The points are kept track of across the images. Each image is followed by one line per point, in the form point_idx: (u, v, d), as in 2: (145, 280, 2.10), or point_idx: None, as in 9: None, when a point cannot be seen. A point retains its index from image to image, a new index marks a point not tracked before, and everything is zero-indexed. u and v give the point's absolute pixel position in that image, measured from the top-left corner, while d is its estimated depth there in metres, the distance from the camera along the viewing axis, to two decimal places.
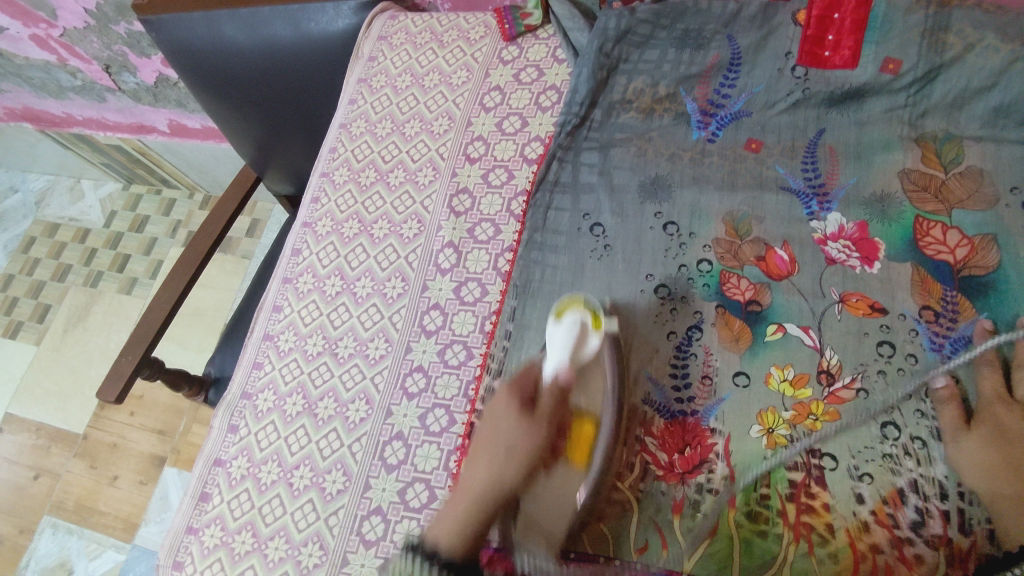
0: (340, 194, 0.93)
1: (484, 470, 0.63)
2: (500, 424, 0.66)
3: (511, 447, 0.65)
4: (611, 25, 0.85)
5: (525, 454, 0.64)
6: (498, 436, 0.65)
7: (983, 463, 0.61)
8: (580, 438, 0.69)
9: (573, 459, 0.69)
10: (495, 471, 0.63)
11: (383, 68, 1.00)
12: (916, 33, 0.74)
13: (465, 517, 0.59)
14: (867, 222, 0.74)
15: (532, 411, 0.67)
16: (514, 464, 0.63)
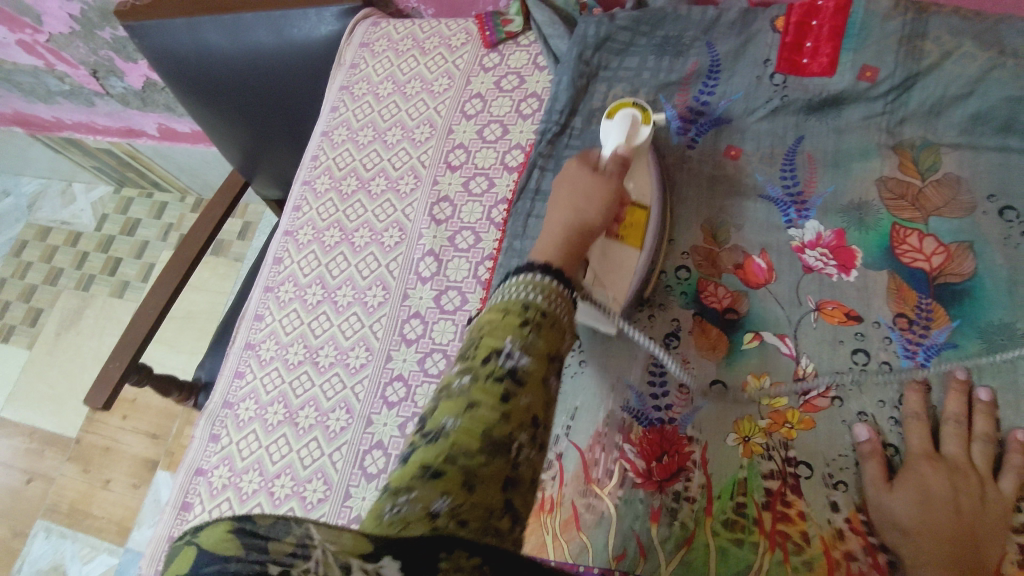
0: (322, 202, 0.93)
1: (575, 211, 0.63)
2: (578, 189, 0.65)
3: (581, 190, 0.65)
4: (590, 32, 0.86)
5: (608, 193, 0.65)
6: (579, 188, 0.65)
7: (908, 523, 0.58)
8: (635, 225, 0.73)
9: (628, 242, 0.73)
10: (585, 198, 0.64)
11: (366, 76, 1.00)
12: (893, 40, 0.74)
13: (552, 249, 0.57)
14: (844, 230, 0.74)
15: (602, 170, 0.68)
16: (601, 198, 0.64)
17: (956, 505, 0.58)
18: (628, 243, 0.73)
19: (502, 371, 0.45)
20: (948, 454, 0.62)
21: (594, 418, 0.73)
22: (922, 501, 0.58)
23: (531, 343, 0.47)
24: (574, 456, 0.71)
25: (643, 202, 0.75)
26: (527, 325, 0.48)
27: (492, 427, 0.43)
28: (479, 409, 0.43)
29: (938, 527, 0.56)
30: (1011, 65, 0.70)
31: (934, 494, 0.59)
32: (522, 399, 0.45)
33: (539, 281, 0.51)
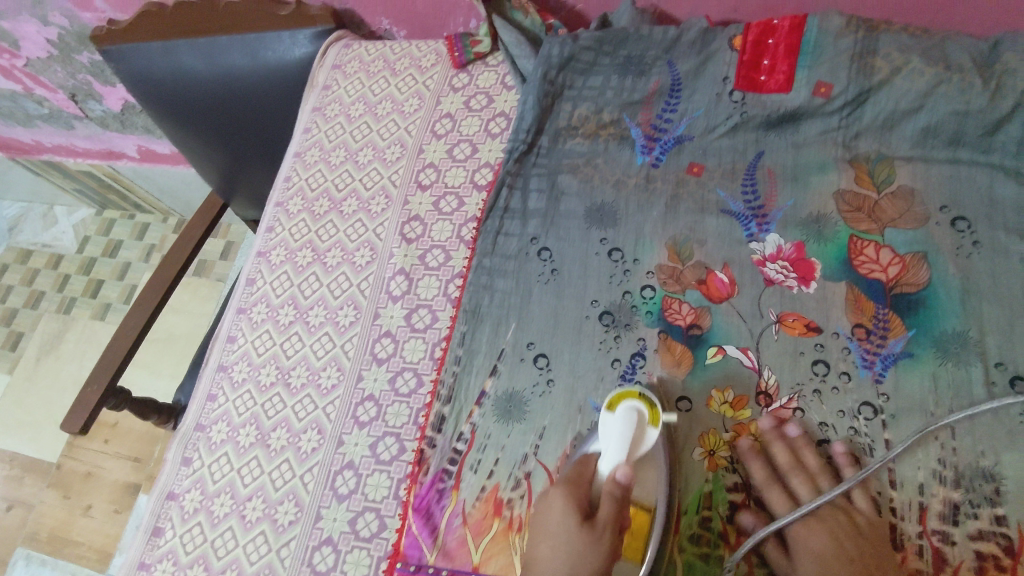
0: (294, 224, 0.94)
1: (556, 555, 0.62)
2: (563, 528, 0.63)
3: (563, 533, 0.63)
4: (554, 52, 0.87)
5: (594, 565, 0.61)
6: (562, 527, 0.63)
7: (824, 551, 0.61)
8: (637, 531, 0.66)
9: (629, 512, 0.66)
10: (569, 560, 0.61)
11: (338, 97, 1.02)
12: (845, 57, 0.76)
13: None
14: (804, 243, 0.76)
15: (591, 526, 0.63)
16: (581, 568, 0.61)
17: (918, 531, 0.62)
18: (624, 463, 0.65)
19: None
20: (907, 476, 0.65)
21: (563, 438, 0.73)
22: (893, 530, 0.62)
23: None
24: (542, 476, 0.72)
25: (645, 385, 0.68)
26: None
27: None
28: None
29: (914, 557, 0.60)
30: (956, 80, 0.72)
31: (905, 522, 0.62)
32: None
33: None
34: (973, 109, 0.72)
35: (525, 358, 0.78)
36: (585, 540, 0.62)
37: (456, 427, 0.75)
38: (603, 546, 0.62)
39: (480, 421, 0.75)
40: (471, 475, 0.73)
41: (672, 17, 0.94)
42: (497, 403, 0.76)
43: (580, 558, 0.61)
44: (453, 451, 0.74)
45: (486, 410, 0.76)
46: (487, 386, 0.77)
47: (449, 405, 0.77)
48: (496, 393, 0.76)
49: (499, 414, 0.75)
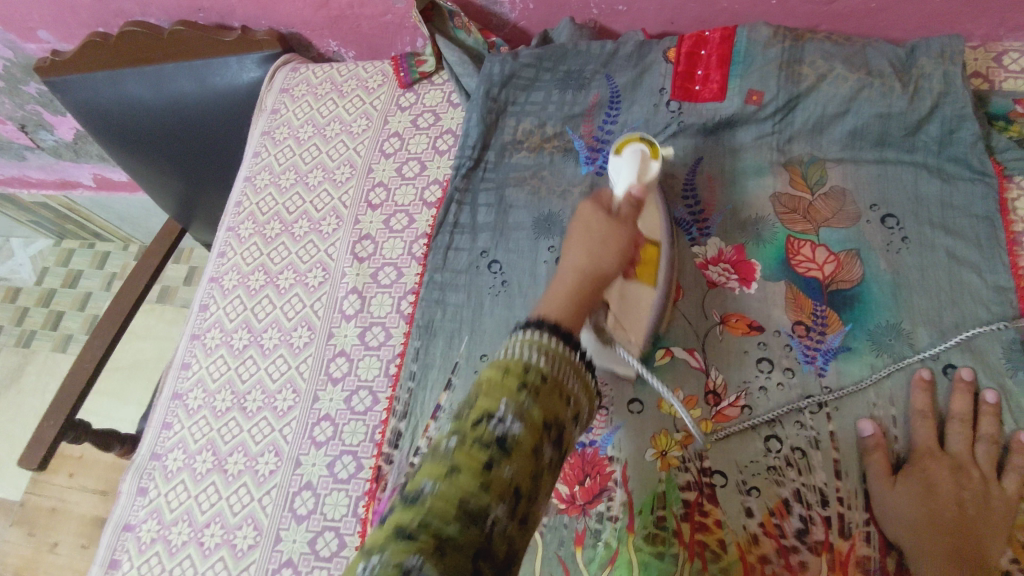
0: (246, 247, 0.94)
1: (572, 257, 0.61)
2: (592, 227, 0.63)
3: (598, 351, 0.68)
4: (495, 70, 0.89)
5: (620, 240, 0.62)
6: (595, 227, 0.62)
7: (911, 518, 0.61)
8: None
9: None
10: (597, 252, 0.60)
11: (286, 120, 1.03)
12: (773, 66, 0.79)
13: (570, 301, 0.56)
14: (743, 246, 0.78)
15: (618, 267, 0.68)
16: (613, 249, 0.61)
17: (949, 504, 0.61)
18: (653, 403, 0.73)
19: (491, 438, 0.44)
20: (952, 450, 0.64)
21: None
22: (918, 499, 0.61)
23: (526, 410, 0.46)
24: None
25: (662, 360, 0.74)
26: (523, 389, 0.47)
27: (470, 496, 0.41)
28: (459, 475, 0.41)
29: (934, 530, 0.60)
30: (877, 85, 0.76)
31: (936, 491, 0.62)
32: (503, 470, 0.43)
33: (546, 343, 0.50)
34: (895, 112, 0.76)
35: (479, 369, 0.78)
36: (618, 223, 0.63)
37: (413, 441, 0.75)
38: (629, 227, 0.64)
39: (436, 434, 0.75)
40: None
41: (611, 32, 0.97)
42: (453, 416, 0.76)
43: (613, 236, 0.62)
44: (410, 466, 0.74)
45: (441, 423, 0.75)
46: (442, 399, 0.77)
47: (405, 420, 0.77)
48: (451, 406, 0.76)
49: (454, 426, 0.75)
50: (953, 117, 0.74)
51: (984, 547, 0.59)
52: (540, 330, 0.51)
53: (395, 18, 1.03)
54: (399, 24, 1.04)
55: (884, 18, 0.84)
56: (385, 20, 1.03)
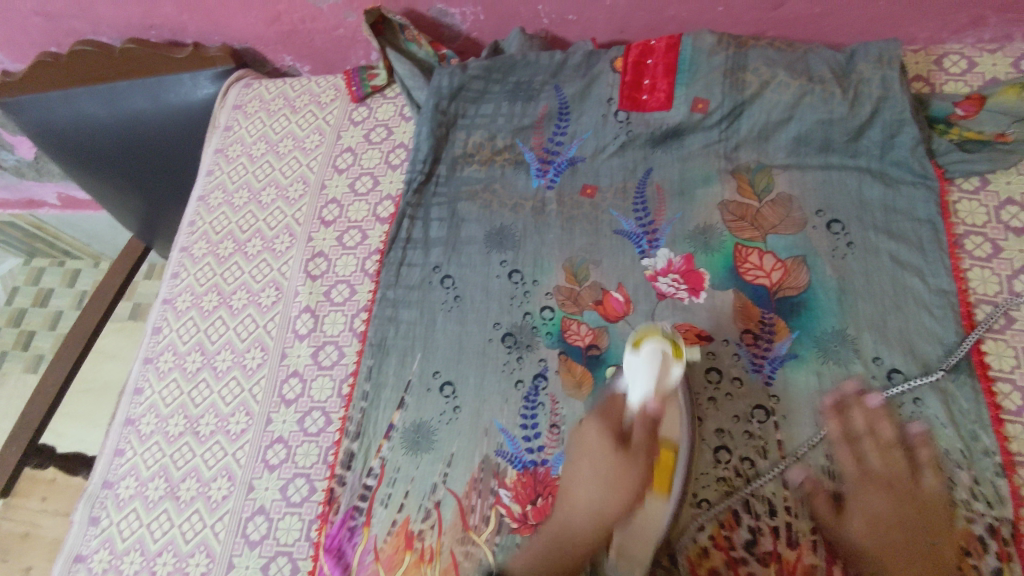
0: (198, 268, 0.93)
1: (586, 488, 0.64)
2: (597, 455, 0.65)
3: (600, 476, 0.64)
4: (444, 83, 0.89)
5: (627, 487, 0.62)
6: (596, 465, 0.64)
7: (880, 517, 0.60)
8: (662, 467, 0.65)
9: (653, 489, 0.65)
10: (597, 502, 0.63)
11: (239, 137, 1.02)
12: (718, 73, 0.80)
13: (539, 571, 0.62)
14: (692, 255, 0.78)
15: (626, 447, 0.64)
16: (619, 496, 0.62)
17: (919, 500, 0.60)
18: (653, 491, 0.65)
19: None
20: (908, 438, 0.64)
21: (470, 464, 0.73)
22: (894, 495, 0.61)
23: None
24: (451, 503, 0.72)
25: (673, 441, 0.67)
26: None
27: None
28: None
29: (905, 529, 0.58)
30: (818, 91, 0.77)
31: (894, 482, 0.61)
32: None
33: None
34: (836, 117, 0.76)
35: (432, 387, 0.78)
36: (618, 467, 0.63)
37: (365, 462, 0.75)
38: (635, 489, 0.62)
39: (389, 454, 0.75)
40: (382, 509, 0.73)
41: (563, 42, 0.97)
42: (405, 436, 0.76)
43: (612, 496, 0.63)
44: (363, 487, 0.74)
45: (394, 443, 0.76)
46: (394, 419, 0.77)
47: (358, 441, 0.76)
48: (404, 424, 0.76)
49: (407, 446, 0.75)
50: (893, 121, 0.75)
51: (949, 531, 0.59)
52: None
53: (348, 32, 1.02)
54: (351, 37, 1.03)
55: (830, 23, 0.85)
56: (338, 33, 1.03)
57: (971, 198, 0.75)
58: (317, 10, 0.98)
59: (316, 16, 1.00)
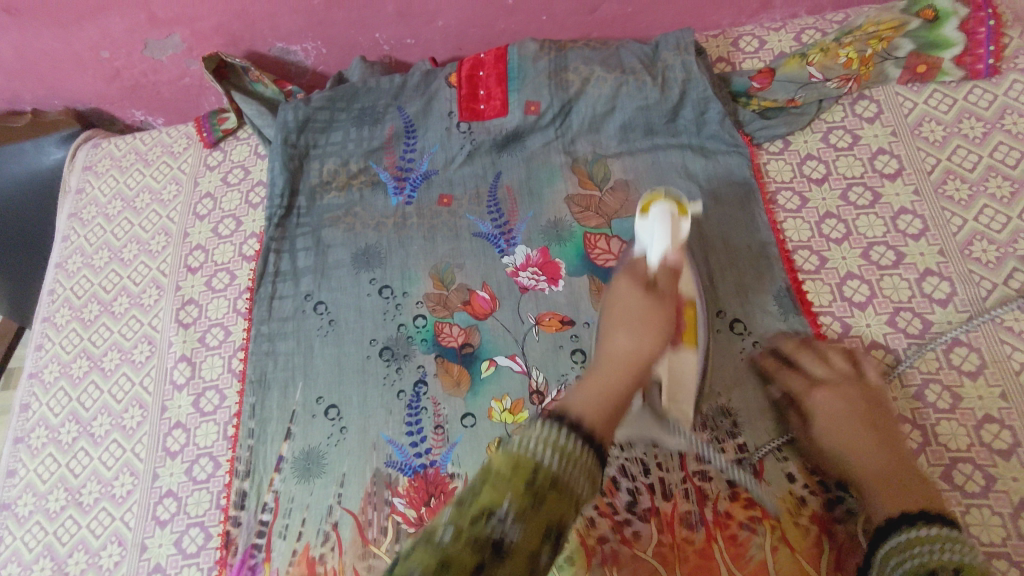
0: (64, 336, 0.90)
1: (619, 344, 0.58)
2: (629, 303, 0.61)
3: (639, 304, 0.61)
4: (290, 117, 0.91)
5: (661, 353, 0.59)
6: (630, 307, 0.60)
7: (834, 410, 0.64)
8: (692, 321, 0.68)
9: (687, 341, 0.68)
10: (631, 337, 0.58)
11: (92, 198, 1.00)
12: (544, 77, 0.86)
13: (599, 389, 0.52)
14: (547, 248, 0.83)
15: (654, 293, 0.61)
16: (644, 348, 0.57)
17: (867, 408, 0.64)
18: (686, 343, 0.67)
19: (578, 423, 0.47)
20: (869, 377, 0.67)
21: (362, 479, 0.74)
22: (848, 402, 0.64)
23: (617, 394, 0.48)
24: (349, 522, 0.73)
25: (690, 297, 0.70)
26: None
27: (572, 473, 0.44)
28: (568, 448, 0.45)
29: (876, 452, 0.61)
30: (632, 81, 0.84)
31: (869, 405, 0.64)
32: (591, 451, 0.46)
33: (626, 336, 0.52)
34: (651, 103, 0.84)
35: (316, 413, 0.79)
36: (640, 303, 0.61)
37: (259, 498, 0.75)
38: (662, 325, 0.59)
39: (282, 486, 0.75)
40: (281, 542, 0.73)
41: (406, 64, 1.01)
42: (296, 465, 0.76)
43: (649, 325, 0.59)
44: (259, 524, 0.74)
45: (285, 474, 0.76)
46: (283, 450, 0.77)
47: (249, 479, 0.76)
48: (293, 454, 0.77)
49: (299, 474, 0.76)
50: (699, 100, 0.83)
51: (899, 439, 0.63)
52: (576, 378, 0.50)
53: (194, 80, 1.02)
54: (199, 85, 1.03)
55: (643, 19, 0.92)
56: (184, 83, 1.03)
57: (778, 159, 0.84)
58: (157, 63, 0.98)
59: (158, 68, 0.99)
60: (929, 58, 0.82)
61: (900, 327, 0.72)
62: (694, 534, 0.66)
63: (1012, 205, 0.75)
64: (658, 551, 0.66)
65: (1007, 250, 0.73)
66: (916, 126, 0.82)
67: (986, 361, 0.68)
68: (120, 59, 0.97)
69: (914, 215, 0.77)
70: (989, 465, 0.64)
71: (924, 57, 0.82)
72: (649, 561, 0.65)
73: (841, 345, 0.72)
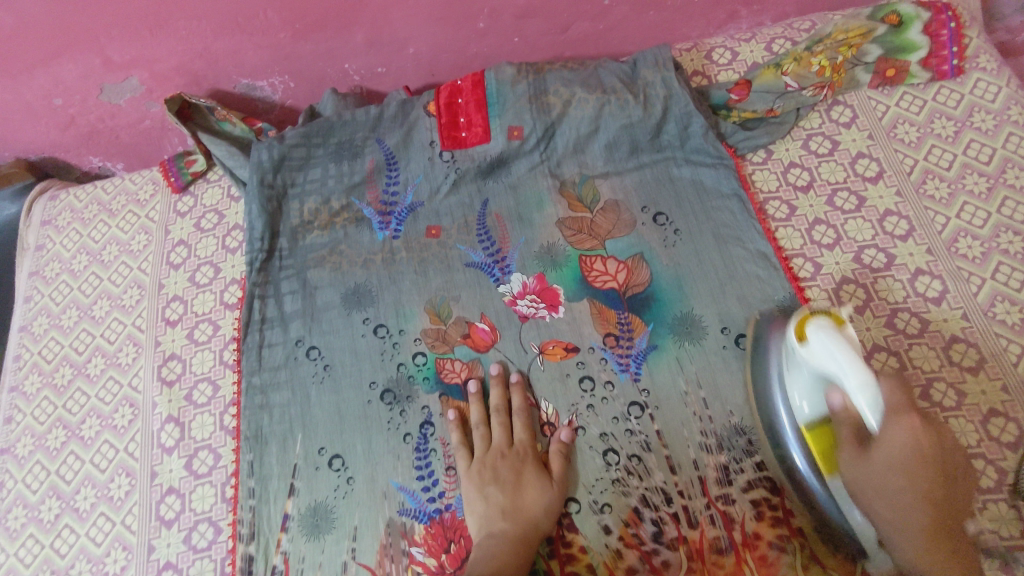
0: (35, 405, 0.85)
1: (487, 488, 0.69)
2: (885, 484, 0.57)
3: (893, 462, 0.56)
4: (264, 157, 0.88)
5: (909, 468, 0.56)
6: (876, 476, 0.57)
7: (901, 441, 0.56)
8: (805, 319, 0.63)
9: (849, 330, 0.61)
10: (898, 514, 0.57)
11: (54, 254, 0.95)
12: (524, 100, 0.86)
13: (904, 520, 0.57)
14: (543, 274, 0.81)
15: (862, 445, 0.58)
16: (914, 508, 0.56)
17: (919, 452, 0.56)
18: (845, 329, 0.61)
19: None
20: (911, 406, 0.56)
21: (376, 531, 0.71)
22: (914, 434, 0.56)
23: None
24: None
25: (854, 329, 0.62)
26: None
27: None
28: None
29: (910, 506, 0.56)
30: (614, 100, 0.84)
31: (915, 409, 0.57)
32: None
33: None
34: (635, 120, 0.84)
35: (320, 465, 0.75)
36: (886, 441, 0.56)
37: (267, 562, 0.71)
38: (938, 493, 0.56)
39: (291, 547, 0.72)
40: None
41: (378, 93, 0.99)
42: (303, 522, 0.73)
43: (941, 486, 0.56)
44: None
45: (293, 533, 0.72)
46: (288, 507, 0.74)
47: (254, 542, 0.72)
48: (300, 511, 0.73)
49: (307, 532, 0.72)
50: (682, 114, 0.84)
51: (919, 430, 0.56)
52: None
53: (155, 122, 0.97)
54: (161, 127, 0.98)
55: (615, 36, 0.93)
56: (145, 126, 0.98)
57: (762, 168, 0.85)
58: (115, 107, 0.93)
59: (115, 113, 0.94)
60: (897, 62, 0.84)
61: (898, 327, 0.73)
62: (724, 558, 0.66)
63: (990, 200, 0.78)
64: None
65: (991, 245, 0.75)
66: (891, 128, 0.84)
67: (983, 357, 0.70)
68: (75, 105, 0.92)
69: (899, 216, 0.79)
70: (1000, 458, 0.66)
71: (892, 62, 0.84)
72: None
73: None
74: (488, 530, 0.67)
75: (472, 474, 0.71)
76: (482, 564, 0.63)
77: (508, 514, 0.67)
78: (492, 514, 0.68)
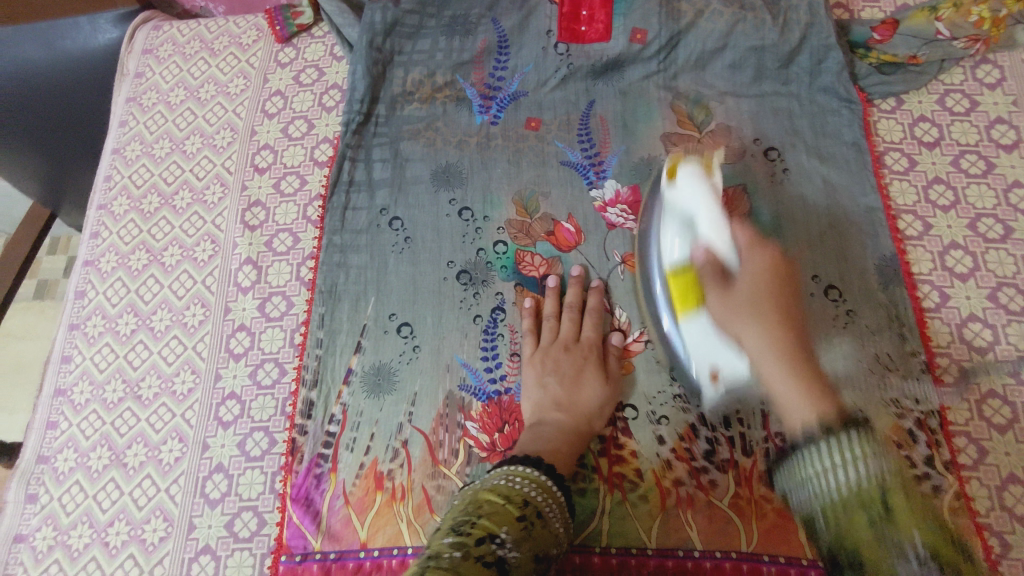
0: (121, 226, 0.87)
1: (546, 378, 0.71)
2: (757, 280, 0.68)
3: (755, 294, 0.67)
4: (377, 19, 0.86)
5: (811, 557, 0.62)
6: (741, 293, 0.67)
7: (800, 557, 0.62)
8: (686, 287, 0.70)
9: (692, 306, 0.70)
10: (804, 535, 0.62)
11: (153, 84, 0.95)
12: (654, 4, 0.82)
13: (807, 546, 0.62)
14: (638, 185, 0.79)
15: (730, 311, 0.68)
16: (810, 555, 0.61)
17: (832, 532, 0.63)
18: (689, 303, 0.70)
19: None
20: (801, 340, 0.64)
21: (434, 400, 0.73)
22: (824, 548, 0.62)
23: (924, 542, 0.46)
24: (419, 441, 0.72)
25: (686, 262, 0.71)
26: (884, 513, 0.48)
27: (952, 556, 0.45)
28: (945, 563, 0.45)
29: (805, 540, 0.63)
30: (749, 19, 0.80)
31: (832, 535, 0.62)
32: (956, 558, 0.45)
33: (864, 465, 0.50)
34: (767, 44, 0.80)
35: (389, 329, 0.76)
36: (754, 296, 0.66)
37: (326, 409, 0.73)
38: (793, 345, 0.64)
39: (351, 400, 0.74)
40: (348, 454, 0.72)
41: None
42: (365, 379, 0.75)
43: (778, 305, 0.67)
44: (326, 434, 0.72)
45: (354, 388, 0.74)
46: (353, 363, 0.75)
47: (316, 390, 0.74)
48: (363, 368, 0.75)
49: (368, 389, 0.74)
50: (820, 47, 0.80)
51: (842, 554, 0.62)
52: (528, 466, 0.60)
53: None
54: None
55: None
56: None
57: (889, 117, 0.80)
58: None
59: None
60: None
61: (1000, 303, 0.70)
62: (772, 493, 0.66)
63: None
64: (733, 503, 0.66)
65: None
66: None
67: None
68: None
69: None
70: None
71: None
72: (723, 510, 0.66)
73: (938, 314, 0.70)
74: (541, 418, 0.69)
75: (534, 361, 0.72)
76: (531, 442, 0.65)
77: (563, 406, 0.69)
78: (546, 403, 0.69)
